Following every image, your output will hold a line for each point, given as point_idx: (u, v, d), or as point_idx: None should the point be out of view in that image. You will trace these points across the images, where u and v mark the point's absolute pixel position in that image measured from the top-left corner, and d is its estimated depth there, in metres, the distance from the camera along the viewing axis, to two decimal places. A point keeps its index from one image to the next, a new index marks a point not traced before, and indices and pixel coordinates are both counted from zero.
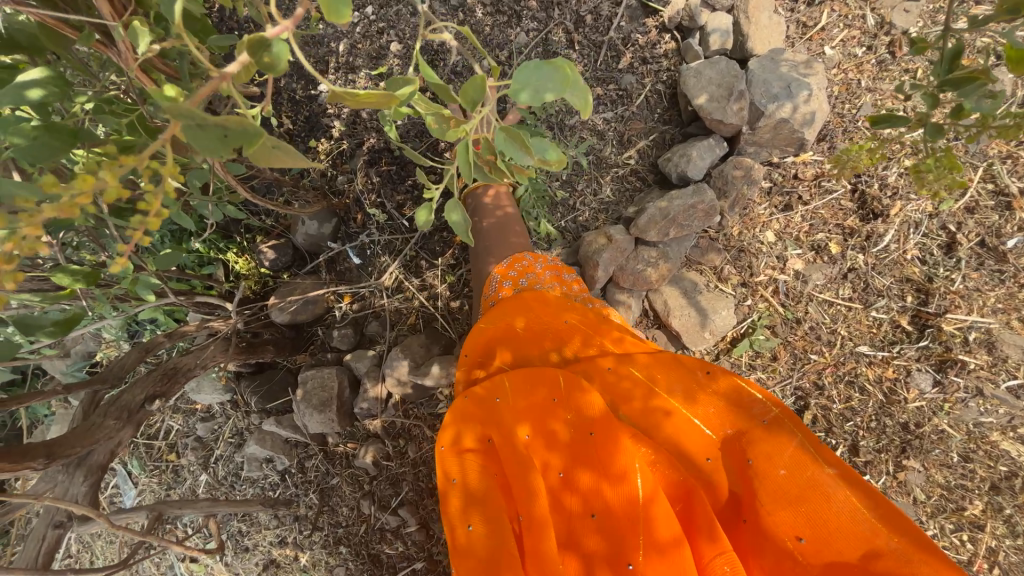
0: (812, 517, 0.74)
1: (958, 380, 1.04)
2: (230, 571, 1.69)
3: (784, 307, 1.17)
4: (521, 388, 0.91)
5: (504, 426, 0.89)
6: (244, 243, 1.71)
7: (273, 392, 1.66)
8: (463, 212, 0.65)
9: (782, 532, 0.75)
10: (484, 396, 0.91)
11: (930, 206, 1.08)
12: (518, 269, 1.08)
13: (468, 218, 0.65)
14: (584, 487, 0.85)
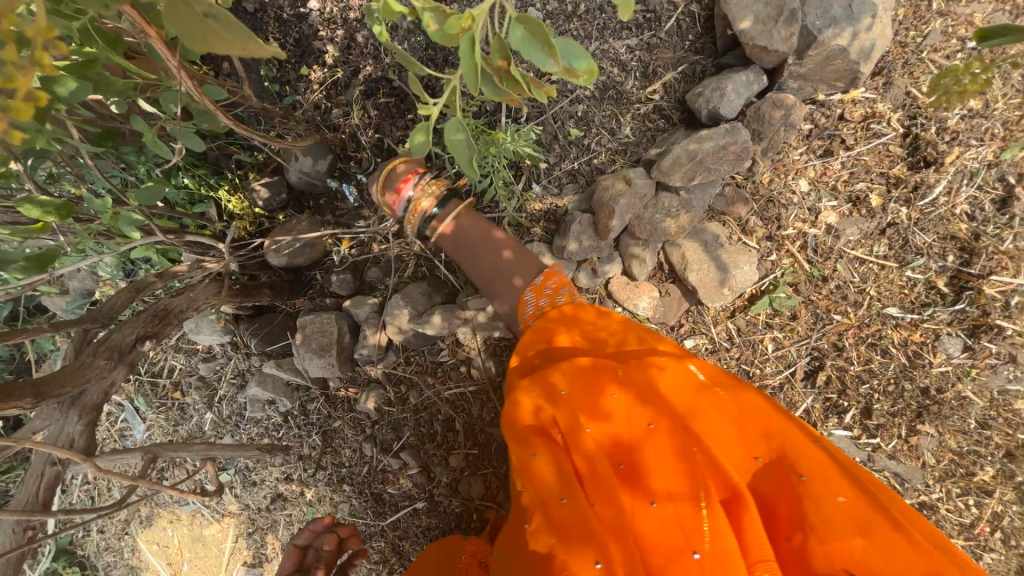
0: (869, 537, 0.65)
1: (990, 345, 0.98)
2: (240, 502, 1.76)
3: (811, 264, 1.08)
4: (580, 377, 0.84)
5: (569, 417, 0.82)
6: (236, 180, 1.61)
7: (272, 334, 1.63)
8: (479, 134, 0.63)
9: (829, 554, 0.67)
10: (547, 380, 0.85)
11: (990, 155, 0.97)
12: (554, 283, 1.06)
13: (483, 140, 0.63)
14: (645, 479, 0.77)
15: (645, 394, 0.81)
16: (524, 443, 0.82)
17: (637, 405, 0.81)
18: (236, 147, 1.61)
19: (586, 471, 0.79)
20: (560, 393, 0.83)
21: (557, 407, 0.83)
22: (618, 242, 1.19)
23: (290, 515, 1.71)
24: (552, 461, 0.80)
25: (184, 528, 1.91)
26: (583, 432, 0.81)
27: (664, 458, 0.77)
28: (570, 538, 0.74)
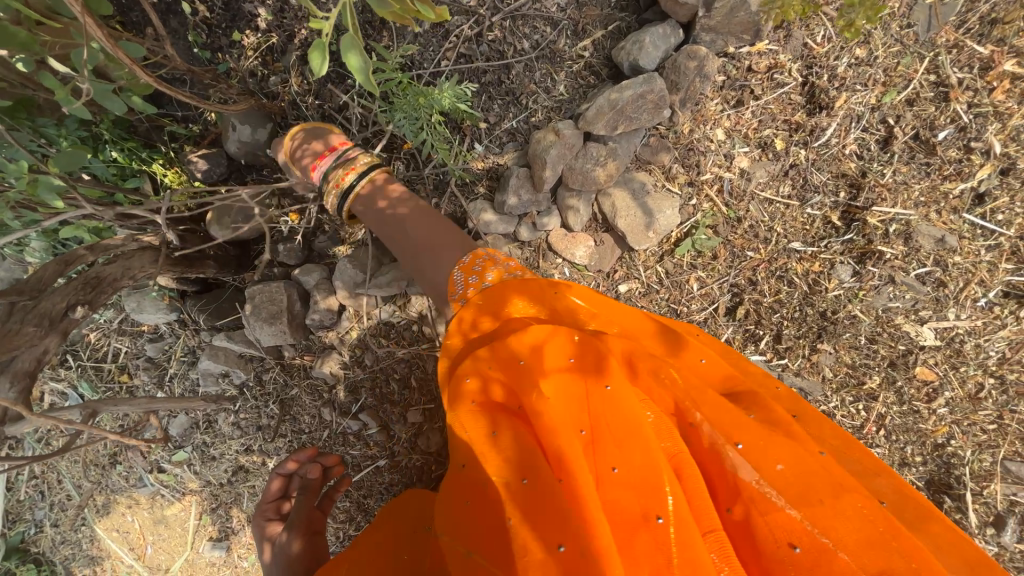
0: (830, 512, 0.68)
1: (874, 269, 1.11)
2: (200, 478, 1.76)
3: (727, 206, 1.18)
4: (536, 344, 0.86)
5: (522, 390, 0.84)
6: (171, 153, 1.57)
7: (221, 310, 1.60)
8: (362, 54, 0.60)
9: (775, 536, 0.69)
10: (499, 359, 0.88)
11: (873, 99, 1.08)
12: (482, 263, 1.07)
13: (368, 62, 0.61)
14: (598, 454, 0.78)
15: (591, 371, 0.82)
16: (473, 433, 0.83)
17: (593, 370, 0.81)
18: (168, 119, 1.56)
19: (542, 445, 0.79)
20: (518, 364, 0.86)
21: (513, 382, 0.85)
22: (554, 195, 1.25)
23: (253, 486, 1.73)
24: (507, 437, 0.81)
25: (145, 512, 1.88)
26: (531, 406, 0.82)
27: (630, 427, 0.76)
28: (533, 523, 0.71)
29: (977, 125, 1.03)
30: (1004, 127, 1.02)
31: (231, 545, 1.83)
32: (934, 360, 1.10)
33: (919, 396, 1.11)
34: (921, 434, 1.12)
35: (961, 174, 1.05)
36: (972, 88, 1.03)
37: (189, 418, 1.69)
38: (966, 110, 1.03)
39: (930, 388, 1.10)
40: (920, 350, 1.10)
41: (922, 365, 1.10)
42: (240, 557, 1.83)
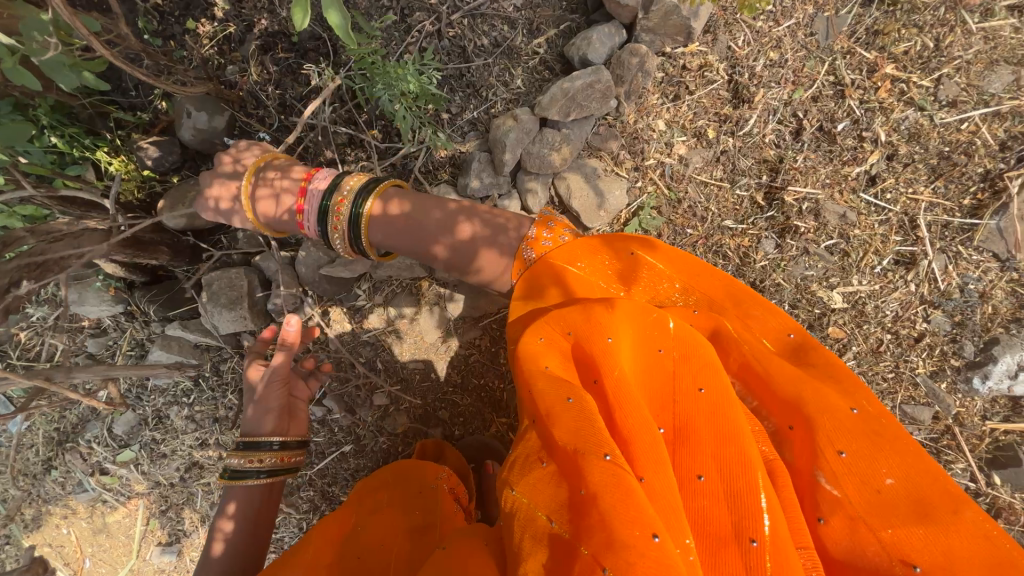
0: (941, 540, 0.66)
1: (792, 242, 1.27)
2: (148, 479, 1.67)
3: (669, 188, 1.32)
4: (629, 330, 0.86)
5: (608, 365, 0.83)
6: (117, 141, 1.52)
7: (174, 300, 1.56)
8: (341, 11, 0.70)
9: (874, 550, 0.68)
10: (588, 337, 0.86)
11: (786, 95, 1.25)
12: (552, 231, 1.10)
13: (346, 18, 0.71)
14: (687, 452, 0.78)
15: (683, 362, 0.82)
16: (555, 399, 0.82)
17: (687, 370, 0.82)
18: (112, 106, 1.52)
19: (626, 434, 0.77)
20: (605, 342, 0.84)
21: (598, 361, 0.83)
22: (514, 178, 1.34)
23: (208, 483, 1.66)
24: (588, 409, 0.79)
25: (83, 522, 1.76)
26: (618, 385, 0.82)
27: (722, 424, 0.77)
28: (618, 501, 0.70)
29: (867, 118, 1.22)
30: (888, 120, 1.21)
31: (182, 549, 1.74)
32: (843, 320, 1.26)
33: (832, 351, 1.27)
34: None
35: (856, 159, 1.23)
36: (862, 87, 1.22)
37: (137, 414, 1.62)
38: (858, 105, 1.22)
39: (841, 344, 1.27)
40: (832, 311, 1.27)
41: (834, 325, 1.27)
42: (192, 561, 1.74)
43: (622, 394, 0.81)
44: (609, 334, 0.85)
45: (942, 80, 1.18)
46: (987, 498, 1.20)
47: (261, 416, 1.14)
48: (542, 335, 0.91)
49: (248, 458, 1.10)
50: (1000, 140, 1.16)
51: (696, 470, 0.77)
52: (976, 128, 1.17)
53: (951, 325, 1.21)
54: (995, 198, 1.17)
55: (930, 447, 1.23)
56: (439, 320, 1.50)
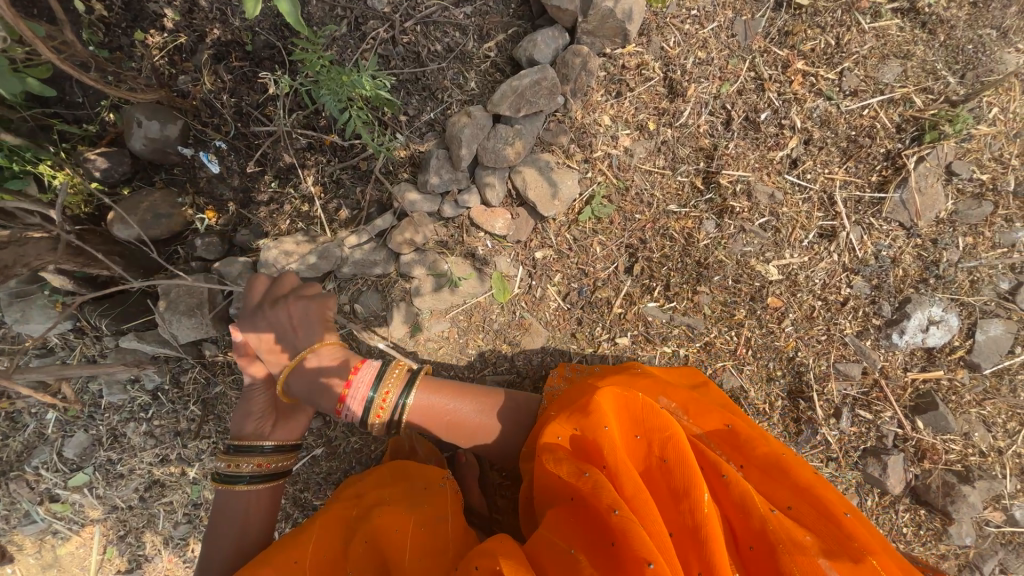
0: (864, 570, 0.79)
1: (730, 221, 1.39)
2: (104, 503, 1.59)
3: (617, 177, 1.42)
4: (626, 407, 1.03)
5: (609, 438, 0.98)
6: (62, 154, 1.46)
7: (127, 313, 1.50)
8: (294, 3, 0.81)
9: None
10: (591, 421, 1.00)
11: (714, 89, 1.38)
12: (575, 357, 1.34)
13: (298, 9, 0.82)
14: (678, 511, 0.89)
15: (667, 440, 0.95)
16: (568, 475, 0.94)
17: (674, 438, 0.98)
18: (56, 120, 1.47)
19: (630, 496, 0.89)
20: (603, 429, 0.98)
21: (602, 444, 0.97)
22: (472, 174, 1.41)
23: (170, 503, 1.60)
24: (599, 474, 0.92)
25: (30, 558, 1.64)
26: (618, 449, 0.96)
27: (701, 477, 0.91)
28: (628, 544, 0.80)
29: (785, 108, 1.36)
30: (802, 109, 1.35)
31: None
32: (780, 290, 1.39)
33: (773, 319, 1.39)
34: (778, 350, 1.39)
35: (779, 144, 1.37)
36: (779, 81, 1.36)
37: (91, 435, 1.54)
38: (777, 97, 1.36)
39: (779, 313, 1.39)
40: (769, 283, 1.39)
41: (772, 296, 1.39)
42: None
43: (624, 469, 0.93)
44: (606, 421, 0.99)
45: (844, 72, 1.34)
46: (912, 442, 1.34)
47: (250, 425, 1.30)
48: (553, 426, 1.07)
49: (233, 461, 1.26)
50: (896, 123, 1.32)
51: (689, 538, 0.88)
52: (875, 114, 1.33)
53: (870, 288, 1.35)
54: (897, 173, 1.33)
55: (862, 400, 1.36)
56: (407, 316, 1.49)
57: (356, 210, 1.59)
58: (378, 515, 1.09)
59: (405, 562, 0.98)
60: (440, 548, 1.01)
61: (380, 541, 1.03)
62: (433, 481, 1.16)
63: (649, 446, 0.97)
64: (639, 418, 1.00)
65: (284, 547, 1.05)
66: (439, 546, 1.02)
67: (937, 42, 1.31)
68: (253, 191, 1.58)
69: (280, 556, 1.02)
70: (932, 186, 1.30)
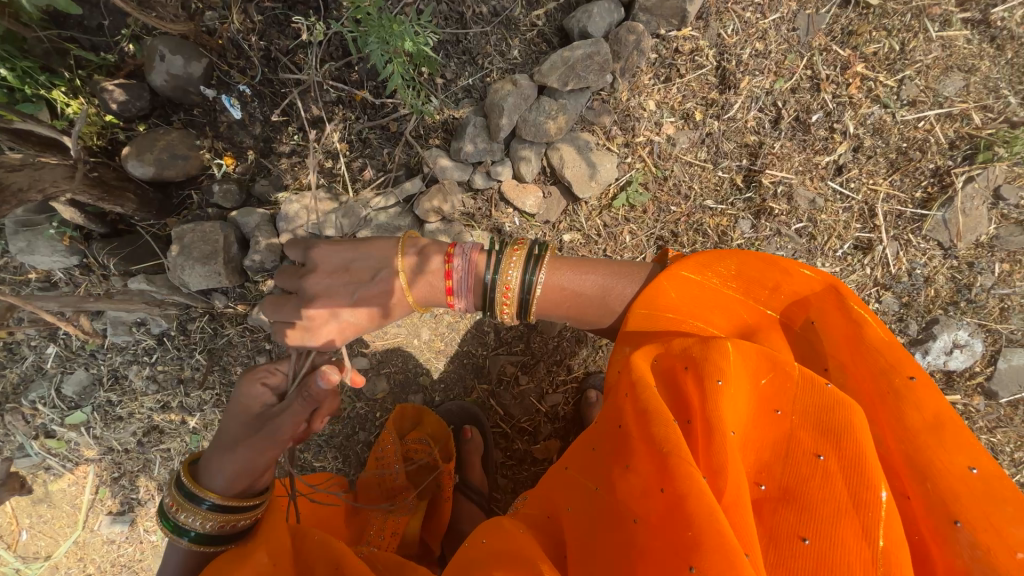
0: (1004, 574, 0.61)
1: (766, 223, 1.36)
2: (101, 444, 1.57)
3: (656, 166, 1.38)
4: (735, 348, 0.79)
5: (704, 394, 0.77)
6: (77, 81, 1.36)
7: (137, 254, 1.45)
8: None
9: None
10: (703, 371, 0.78)
11: (767, 84, 1.33)
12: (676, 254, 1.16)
13: None
14: (795, 510, 0.71)
15: (828, 422, 0.74)
16: (648, 419, 0.77)
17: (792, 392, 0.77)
18: (72, 45, 1.35)
19: (716, 465, 0.72)
20: (716, 383, 0.75)
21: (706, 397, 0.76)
22: (508, 146, 1.36)
23: (167, 450, 1.58)
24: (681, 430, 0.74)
25: (20, 491, 1.62)
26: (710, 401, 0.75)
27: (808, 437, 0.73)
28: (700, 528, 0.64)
29: (839, 111, 1.31)
30: (856, 114, 1.31)
31: (136, 519, 1.64)
32: None
33: None
34: None
35: (826, 149, 1.33)
36: (835, 82, 1.31)
37: (92, 374, 1.51)
38: (831, 99, 1.32)
39: None
40: None
41: None
42: (146, 531, 1.65)
43: (726, 443, 0.72)
44: (723, 374, 0.76)
45: (904, 81, 1.29)
46: None
47: (224, 470, 0.96)
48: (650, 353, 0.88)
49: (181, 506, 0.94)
50: (949, 139, 1.29)
51: (802, 530, 0.69)
52: (930, 127, 1.29)
53: (898, 305, 1.34)
54: (942, 192, 1.30)
55: None
56: None
57: (382, 171, 1.54)
58: None
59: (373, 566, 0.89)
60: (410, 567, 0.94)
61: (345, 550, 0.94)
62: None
63: (790, 429, 0.76)
64: (791, 387, 0.78)
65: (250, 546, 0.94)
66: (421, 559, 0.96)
67: (1005, 59, 1.27)
68: (275, 142, 1.50)
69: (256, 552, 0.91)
70: (977, 208, 1.28)
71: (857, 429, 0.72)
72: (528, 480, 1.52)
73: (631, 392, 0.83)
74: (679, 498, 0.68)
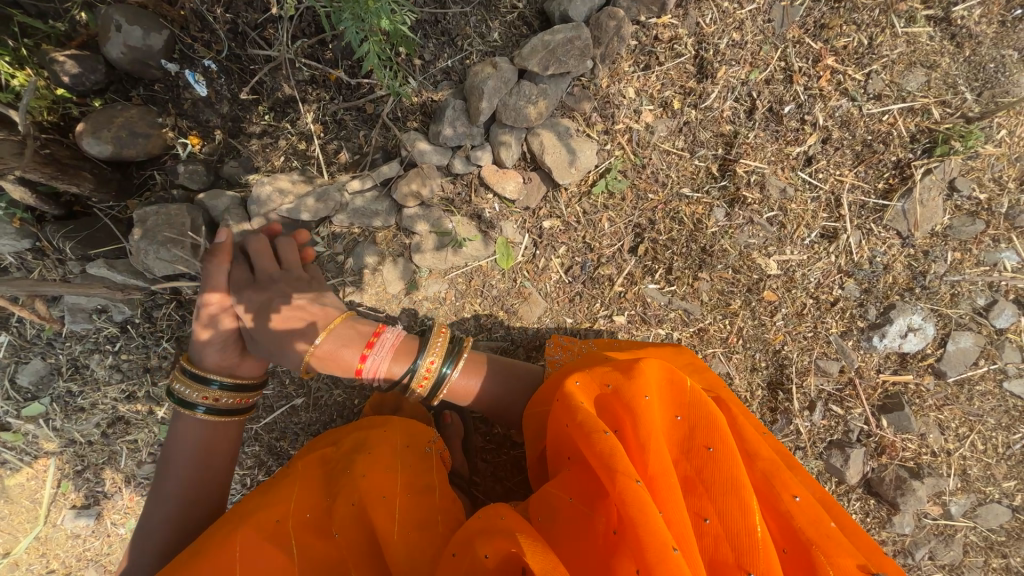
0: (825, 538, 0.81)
1: (740, 212, 1.40)
2: (61, 436, 1.50)
3: (635, 154, 1.39)
4: (653, 373, 0.98)
5: (631, 410, 0.93)
6: (23, 51, 1.25)
7: (95, 238, 1.37)
8: None
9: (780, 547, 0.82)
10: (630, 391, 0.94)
11: (743, 75, 1.36)
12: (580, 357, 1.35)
13: None
14: (693, 501, 0.87)
15: (704, 426, 0.92)
16: (597, 428, 0.89)
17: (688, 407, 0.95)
18: (16, 11, 1.25)
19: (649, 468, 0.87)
20: (643, 398, 0.92)
21: (637, 412, 0.91)
22: (488, 131, 1.34)
23: (134, 441, 1.53)
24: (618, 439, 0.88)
25: None
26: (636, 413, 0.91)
27: (698, 440, 0.91)
28: (646, 519, 0.76)
29: (810, 103, 1.35)
30: (826, 106, 1.35)
31: (102, 512, 1.59)
32: (776, 285, 1.42)
33: (765, 311, 1.42)
34: (764, 342, 1.43)
35: (798, 140, 1.37)
36: (807, 75, 1.35)
37: (50, 364, 1.44)
38: (803, 91, 1.35)
39: (773, 306, 1.42)
40: (767, 277, 1.41)
41: (768, 290, 1.42)
42: (114, 524, 1.60)
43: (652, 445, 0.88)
44: (647, 390, 0.94)
45: (871, 75, 1.34)
46: (875, 438, 1.43)
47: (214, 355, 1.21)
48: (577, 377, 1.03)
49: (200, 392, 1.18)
50: (911, 133, 1.34)
51: (703, 513, 0.86)
52: (894, 121, 1.34)
53: (860, 291, 1.40)
54: (903, 183, 1.36)
55: (836, 396, 1.44)
56: (404, 272, 1.45)
57: (358, 155, 1.50)
58: (364, 478, 1.02)
59: (393, 534, 0.92)
60: (427, 520, 0.97)
61: (365, 510, 0.97)
62: (420, 441, 1.13)
63: (690, 431, 0.92)
64: (684, 396, 0.96)
65: (265, 508, 0.99)
66: (429, 513, 0.98)
67: (963, 56, 1.33)
68: (244, 121, 1.44)
69: (265, 514, 0.97)
70: (934, 199, 1.35)
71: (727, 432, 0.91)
72: (507, 463, 1.54)
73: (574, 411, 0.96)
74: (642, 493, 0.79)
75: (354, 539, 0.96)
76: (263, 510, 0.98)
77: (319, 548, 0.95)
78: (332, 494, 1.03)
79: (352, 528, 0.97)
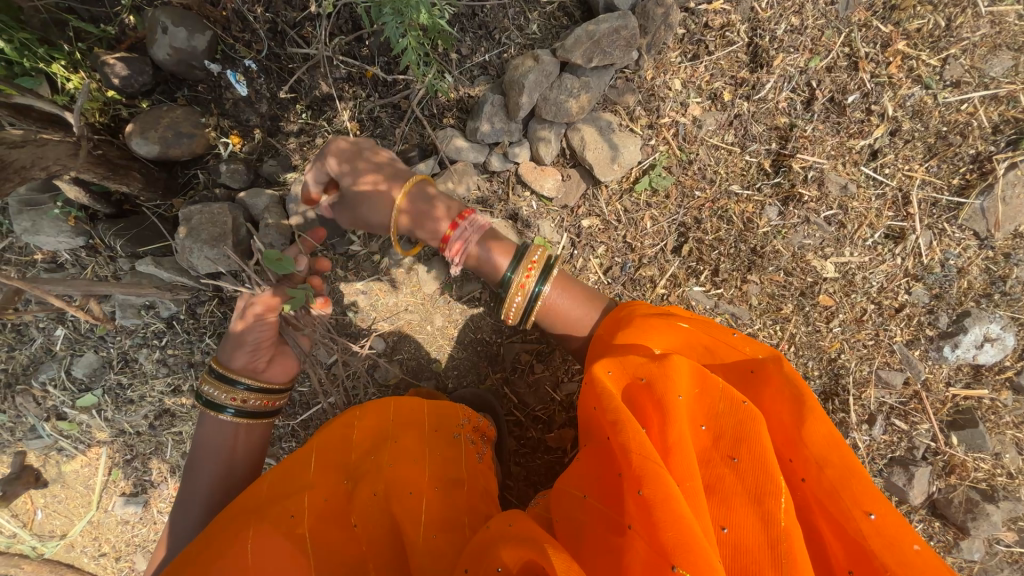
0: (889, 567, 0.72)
1: (795, 210, 1.30)
2: (112, 427, 1.56)
3: (680, 149, 1.32)
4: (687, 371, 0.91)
5: (660, 405, 0.88)
6: (78, 54, 1.29)
7: (143, 236, 1.39)
8: None
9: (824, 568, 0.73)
10: (661, 388, 0.89)
11: (802, 63, 1.26)
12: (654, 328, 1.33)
13: None
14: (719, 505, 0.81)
15: (733, 431, 0.86)
16: (621, 423, 0.85)
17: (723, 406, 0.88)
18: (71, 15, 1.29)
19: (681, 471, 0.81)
20: (676, 398, 0.87)
21: (665, 409, 0.86)
22: (526, 126, 1.30)
23: (179, 433, 1.58)
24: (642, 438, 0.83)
25: None
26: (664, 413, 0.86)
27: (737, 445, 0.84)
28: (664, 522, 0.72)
29: (877, 92, 1.25)
30: (896, 95, 1.24)
31: (149, 499, 1.65)
32: (833, 289, 1.32)
33: (820, 317, 1.33)
34: (819, 350, 1.34)
35: (862, 132, 1.27)
36: (875, 61, 1.24)
37: (103, 356, 1.49)
38: (869, 79, 1.25)
39: (829, 312, 1.32)
40: (823, 280, 1.32)
41: (824, 294, 1.32)
42: (159, 512, 1.66)
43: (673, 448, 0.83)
44: (680, 390, 0.88)
45: (948, 60, 1.22)
46: (943, 456, 1.32)
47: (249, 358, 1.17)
48: (609, 365, 0.98)
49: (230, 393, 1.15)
50: (993, 123, 1.22)
51: (723, 522, 0.80)
52: (974, 110, 1.22)
53: (929, 297, 1.29)
54: (982, 178, 1.24)
55: (898, 410, 1.33)
56: (439, 272, 1.44)
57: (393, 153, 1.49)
58: (388, 468, 1.00)
59: (419, 536, 0.90)
60: (454, 521, 0.94)
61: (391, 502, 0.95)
62: (448, 425, 1.15)
63: (717, 435, 0.86)
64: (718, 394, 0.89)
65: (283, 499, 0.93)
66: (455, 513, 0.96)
67: None
68: (282, 120, 1.45)
69: (279, 506, 0.92)
70: (1018, 196, 1.22)
71: (759, 440, 0.83)
72: (541, 467, 1.50)
73: (599, 403, 0.92)
74: (659, 495, 0.75)
75: (376, 529, 0.94)
76: (280, 500, 0.94)
77: (337, 537, 0.92)
78: (352, 477, 1.01)
79: (371, 518, 0.95)
